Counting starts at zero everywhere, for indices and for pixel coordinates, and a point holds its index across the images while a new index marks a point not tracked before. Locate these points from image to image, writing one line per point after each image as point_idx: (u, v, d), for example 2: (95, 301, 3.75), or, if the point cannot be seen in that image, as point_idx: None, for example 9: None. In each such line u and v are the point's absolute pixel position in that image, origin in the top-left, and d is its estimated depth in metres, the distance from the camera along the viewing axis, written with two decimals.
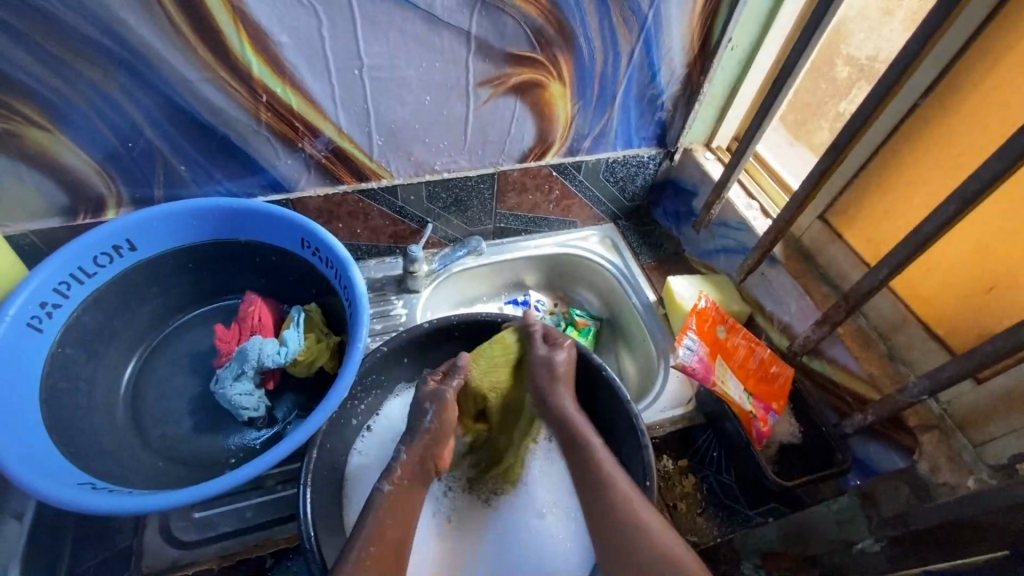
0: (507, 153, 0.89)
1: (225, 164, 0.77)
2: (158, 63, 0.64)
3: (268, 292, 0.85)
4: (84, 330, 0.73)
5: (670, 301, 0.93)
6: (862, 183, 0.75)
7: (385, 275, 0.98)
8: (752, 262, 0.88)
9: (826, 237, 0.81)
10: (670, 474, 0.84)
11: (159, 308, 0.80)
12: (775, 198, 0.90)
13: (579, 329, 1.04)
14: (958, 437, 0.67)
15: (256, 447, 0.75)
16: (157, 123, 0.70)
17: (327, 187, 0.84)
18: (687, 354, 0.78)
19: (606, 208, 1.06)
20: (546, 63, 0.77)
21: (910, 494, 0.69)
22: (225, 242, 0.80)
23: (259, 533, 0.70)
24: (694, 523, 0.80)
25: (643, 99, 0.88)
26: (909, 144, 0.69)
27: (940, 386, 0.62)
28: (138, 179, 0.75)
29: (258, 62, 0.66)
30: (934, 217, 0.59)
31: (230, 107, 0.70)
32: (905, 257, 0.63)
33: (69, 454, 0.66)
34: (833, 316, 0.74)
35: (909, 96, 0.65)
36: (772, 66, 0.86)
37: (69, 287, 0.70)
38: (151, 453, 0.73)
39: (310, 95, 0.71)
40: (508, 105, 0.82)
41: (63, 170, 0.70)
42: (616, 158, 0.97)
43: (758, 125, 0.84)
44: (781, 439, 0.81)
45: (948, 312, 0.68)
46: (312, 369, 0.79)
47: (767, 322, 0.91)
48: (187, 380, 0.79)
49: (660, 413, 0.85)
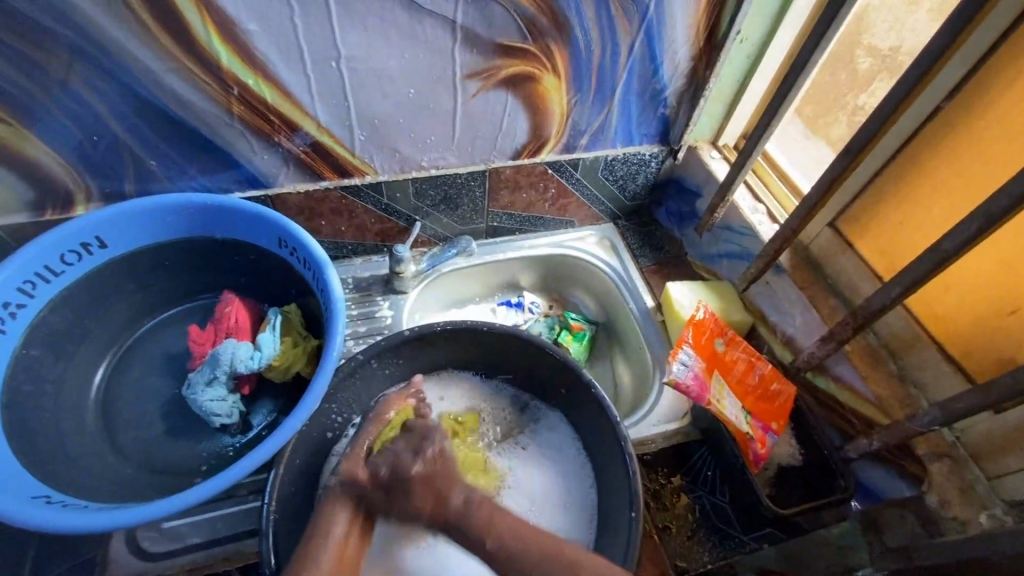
0: (499, 150, 0.84)
1: (199, 159, 0.73)
2: (118, 53, 0.60)
3: (247, 291, 0.82)
4: (51, 331, 0.70)
5: (668, 308, 0.88)
6: (877, 190, 0.70)
7: (372, 274, 0.95)
8: (756, 271, 0.83)
9: (836, 246, 0.76)
10: (660, 492, 0.78)
11: (132, 308, 0.77)
12: (784, 201, 0.84)
13: (572, 334, 0.99)
14: (971, 467, 0.63)
15: (229, 454, 0.73)
16: (123, 116, 0.66)
17: (308, 183, 0.80)
18: (681, 369, 0.74)
19: (604, 208, 1.01)
20: (538, 55, 0.72)
21: (917, 524, 0.65)
22: (200, 240, 0.77)
23: (227, 547, 0.68)
24: (685, 548, 0.74)
25: (645, 93, 0.82)
26: (932, 148, 0.63)
27: (954, 416, 0.57)
28: (107, 173, 0.71)
29: (227, 52, 0.62)
30: (955, 234, 0.54)
31: (200, 100, 0.66)
32: (921, 275, 0.58)
33: (30, 461, 0.63)
34: (839, 334, 0.69)
35: (932, 97, 0.59)
36: (785, 59, 0.80)
37: (35, 286, 0.68)
38: (119, 458, 0.70)
39: (286, 87, 0.67)
40: (499, 99, 0.77)
41: (27, 164, 0.66)
42: (616, 156, 0.92)
43: (768, 123, 0.78)
44: (780, 460, 0.77)
45: (967, 333, 0.63)
46: (288, 374, 0.76)
47: (770, 333, 0.86)
48: (160, 382, 0.76)
49: (652, 428, 0.81)
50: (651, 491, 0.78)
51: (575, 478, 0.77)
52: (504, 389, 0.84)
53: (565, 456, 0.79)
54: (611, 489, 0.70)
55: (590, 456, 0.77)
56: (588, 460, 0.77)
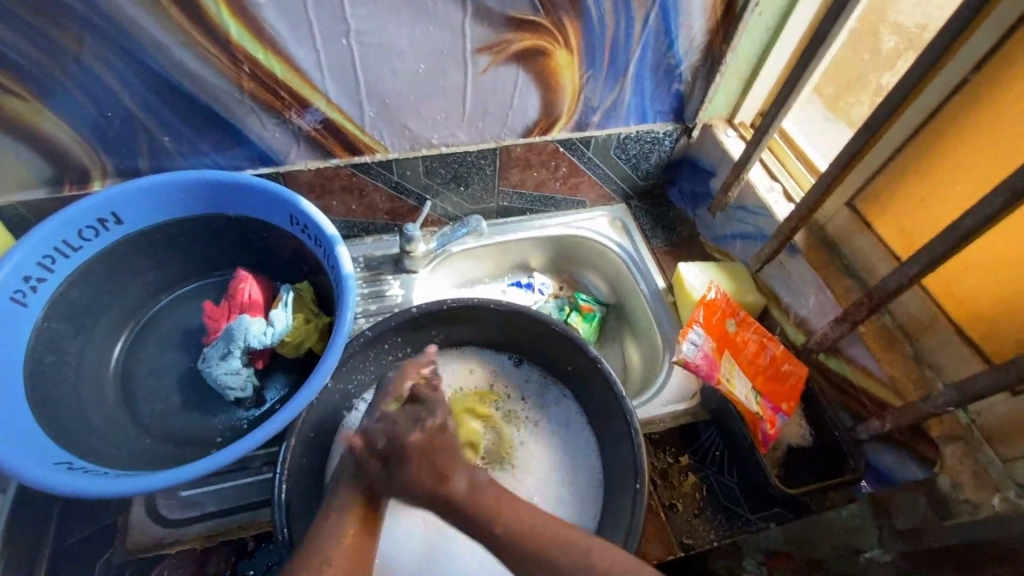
0: (510, 127, 0.84)
1: (211, 135, 0.74)
2: (130, 27, 0.60)
3: (261, 268, 0.83)
4: (70, 304, 0.72)
5: (679, 289, 0.88)
6: (898, 167, 0.68)
7: (383, 254, 0.95)
8: (770, 251, 0.82)
9: (853, 225, 0.74)
10: (668, 470, 0.79)
11: (149, 283, 0.79)
12: (801, 181, 0.83)
13: (582, 315, 0.99)
14: (985, 451, 0.61)
15: (243, 427, 0.74)
16: (135, 91, 0.67)
17: (319, 160, 0.80)
18: (691, 349, 0.74)
19: (616, 187, 0.99)
20: (550, 28, 0.71)
21: (929, 507, 0.64)
22: (212, 217, 0.77)
23: (243, 515, 0.71)
24: (689, 526, 0.75)
25: (659, 69, 0.81)
26: (953, 124, 0.61)
27: (969, 396, 0.56)
28: (122, 150, 0.73)
29: (238, 27, 0.62)
30: (978, 210, 0.52)
31: (210, 74, 0.67)
32: (943, 250, 0.56)
33: (52, 429, 0.66)
34: (854, 314, 0.67)
35: (958, 69, 0.57)
36: (805, 34, 0.78)
37: (54, 261, 0.69)
38: (138, 428, 0.72)
39: (295, 62, 0.67)
40: (510, 74, 0.76)
41: (43, 139, 0.68)
42: (629, 134, 0.90)
43: (787, 96, 0.76)
44: (790, 441, 0.77)
45: (984, 314, 0.61)
46: (300, 350, 0.77)
47: (782, 314, 0.85)
48: (176, 356, 0.78)
49: (662, 407, 0.81)
50: (658, 470, 0.79)
51: (584, 457, 0.77)
52: (531, 377, 0.83)
53: (572, 435, 0.79)
54: (617, 468, 0.71)
55: (597, 433, 0.77)
56: (595, 438, 0.77)
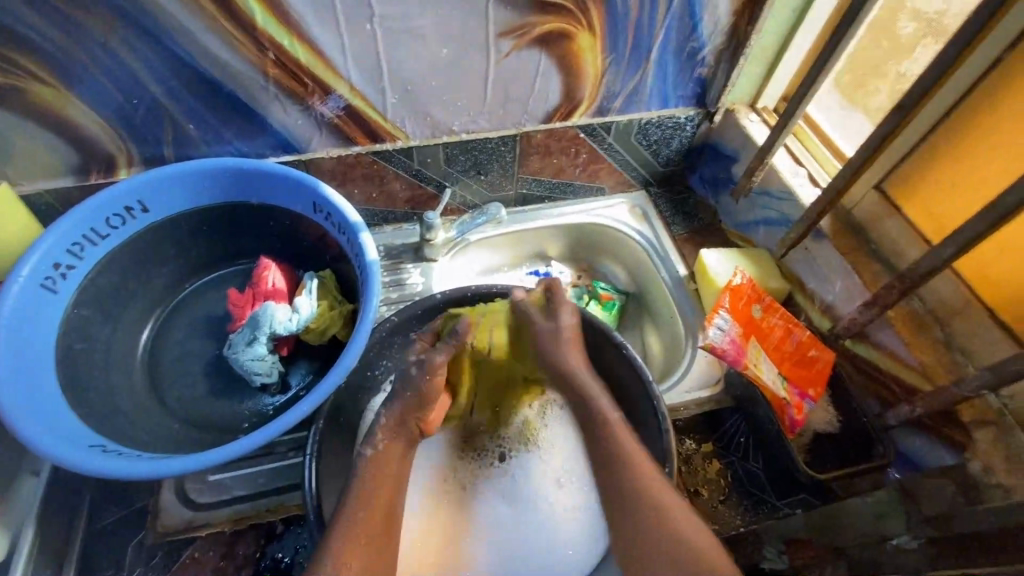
0: (531, 113, 0.83)
1: (235, 123, 0.74)
2: (157, 13, 0.60)
3: (284, 257, 0.83)
4: (99, 291, 0.73)
5: (702, 276, 0.87)
6: (929, 149, 0.67)
7: (403, 243, 0.95)
8: (795, 237, 0.81)
9: (880, 209, 0.73)
10: (692, 457, 0.79)
11: (174, 271, 0.80)
12: (826, 166, 0.82)
13: (602, 303, 0.99)
14: (1018, 434, 0.60)
15: (269, 413, 0.75)
16: (161, 78, 0.67)
17: (340, 148, 0.80)
18: (717, 334, 0.73)
19: (636, 174, 0.99)
20: (574, 10, 0.70)
21: (957, 492, 0.63)
22: (236, 204, 0.78)
23: (270, 499, 0.72)
24: (715, 511, 0.75)
25: (682, 53, 0.80)
26: (989, 103, 0.60)
27: (1005, 379, 0.55)
28: (148, 139, 0.73)
29: (262, 12, 0.62)
30: (1016, 189, 0.51)
31: (234, 60, 0.67)
32: (980, 231, 0.55)
33: (84, 413, 0.67)
34: (884, 299, 0.67)
35: (995, 46, 0.56)
36: (831, 16, 0.77)
37: (83, 248, 0.70)
38: (166, 413, 0.73)
39: (318, 48, 0.67)
40: (532, 59, 0.75)
41: (70, 127, 0.68)
42: (650, 119, 0.89)
43: (814, 78, 0.75)
44: (817, 427, 0.76)
45: (1019, 297, 0.60)
46: (324, 337, 0.77)
47: (807, 301, 0.84)
48: (201, 344, 0.79)
49: (684, 395, 0.81)
50: (682, 456, 0.79)
51: None
52: None
53: None
54: None
55: None
56: None
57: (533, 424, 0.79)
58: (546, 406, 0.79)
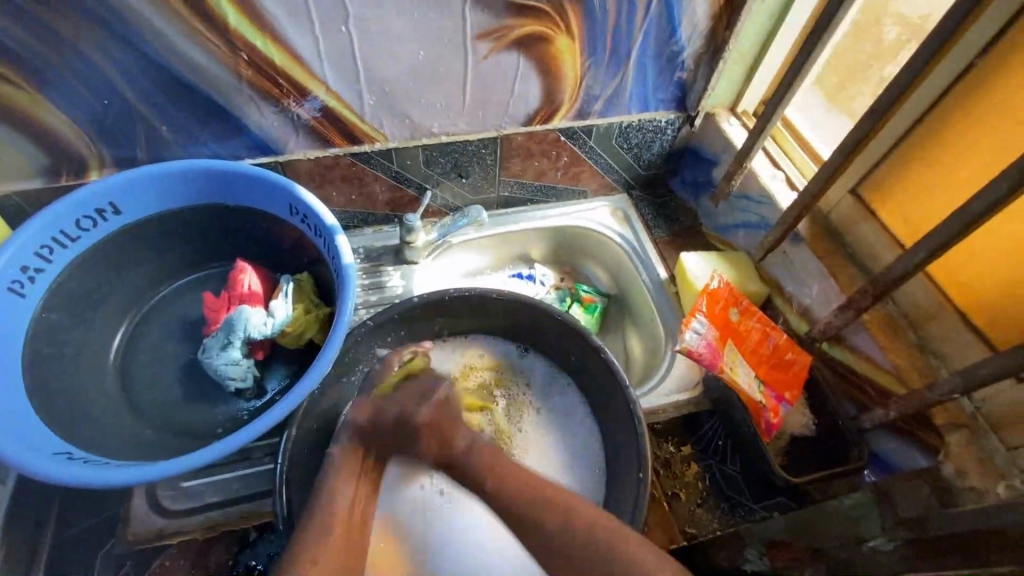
0: (511, 116, 0.83)
1: (209, 124, 0.73)
2: (125, 13, 0.59)
3: (261, 259, 0.82)
4: (69, 295, 0.71)
5: (682, 279, 0.87)
6: (903, 153, 0.67)
7: (383, 245, 0.94)
8: (773, 240, 0.81)
9: (856, 213, 0.74)
10: (671, 460, 0.79)
11: (148, 274, 0.78)
12: (804, 169, 0.82)
13: (584, 305, 0.99)
14: (990, 438, 0.61)
15: (244, 418, 0.74)
16: (131, 79, 0.66)
17: (318, 150, 0.79)
18: (693, 338, 0.74)
19: (618, 177, 0.99)
20: (551, 14, 0.70)
21: (933, 495, 0.59)
22: (211, 206, 0.77)
23: (244, 507, 0.70)
24: (693, 515, 0.75)
25: (661, 56, 0.80)
26: (961, 109, 0.60)
27: (974, 383, 0.56)
28: (120, 140, 0.72)
29: (234, 12, 0.61)
30: (983, 195, 0.52)
31: (207, 62, 0.66)
32: (949, 236, 0.55)
33: (52, 419, 0.65)
34: (859, 303, 0.67)
35: (965, 53, 0.57)
36: (809, 20, 0.77)
37: (52, 251, 0.68)
38: (138, 419, 0.72)
39: (293, 49, 0.66)
40: (510, 61, 0.75)
41: (39, 128, 0.67)
42: (631, 123, 0.89)
43: (791, 83, 0.75)
44: (793, 431, 0.77)
45: (989, 301, 0.61)
46: (301, 340, 0.77)
47: (785, 304, 0.85)
48: (175, 348, 0.78)
49: (665, 398, 0.81)
50: (661, 460, 0.79)
51: (588, 444, 0.77)
52: (534, 365, 0.83)
53: (576, 423, 0.79)
54: (620, 458, 0.71)
55: (600, 422, 0.76)
56: (597, 428, 0.77)
57: (508, 429, 0.80)
58: (521, 412, 0.81)
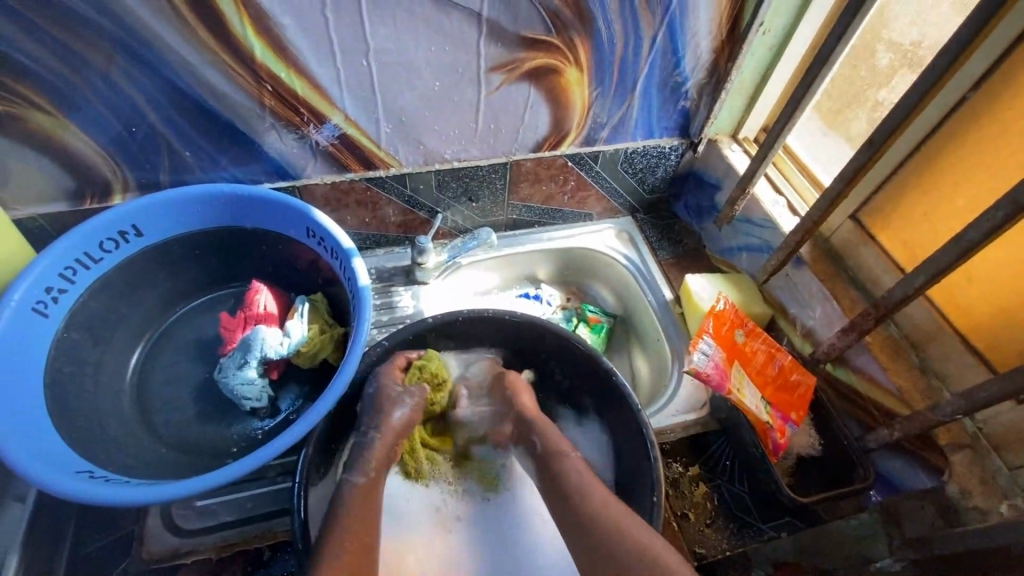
0: (521, 143, 0.86)
1: (230, 150, 0.76)
2: (157, 46, 0.62)
3: (276, 280, 0.84)
4: (89, 315, 0.73)
5: (688, 301, 0.89)
6: (901, 181, 0.70)
7: (394, 265, 0.97)
8: (776, 264, 0.84)
9: (856, 237, 0.76)
10: (679, 480, 0.80)
11: (165, 295, 0.80)
12: (804, 194, 0.85)
13: (590, 325, 1.00)
14: (993, 459, 0.62)
15: (258, 437, 0.75)
16: (158, 106, 0.68)
17: (334, 175, 0.82)
18: (701, 359, 0.75)
19: (623, 200, 1.02)
20: (562, 48, 0.73)
21: (936, 514, 0.63)
22: (230, 229, 0.79)
23: (258, 526, 0.71)
24: (702, 535, 0.76)
25: (665, 87, 0.83)
26: (955, 140, 0.63)
27: (977, 404, 0.57)
28: (145, 165, 0.74)
29: (261, 46, 0.64)
30: (980, 223, 0.54)
31: (232, 92, 0.69)
32: (949, 261, 0.57)
33: (72, 438, 0.66)
34: (861, 325, 0.69)
35: (957, 87, 0.59)
36: (807, 51, 0.80)
37: (75, 272, 0.70)
38: (154, 437, 0.73)
39: (315, 79, 0.69)
40: (521, 91, 0.78)
41: (67, 153, 0.69)
42: (636, 149, 0.92)
43: (790, 113, 0.78)
44: (800, 451, 0.78)
45: (987, 324, 0.63)
46: (314, 361, 0.77)
47: (789, 326, 0.87)
48: (192, 366, 0.79)
49: (673, 417, 0.82)
50: (669, 480, 0.81)
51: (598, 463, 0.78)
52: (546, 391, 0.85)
53: (585, 443, 0.80)
54: (630, 477, 0.72)
55: (609, 442, 0.77)
56: (606, 449, 0.78)
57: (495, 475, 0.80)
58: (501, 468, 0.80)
